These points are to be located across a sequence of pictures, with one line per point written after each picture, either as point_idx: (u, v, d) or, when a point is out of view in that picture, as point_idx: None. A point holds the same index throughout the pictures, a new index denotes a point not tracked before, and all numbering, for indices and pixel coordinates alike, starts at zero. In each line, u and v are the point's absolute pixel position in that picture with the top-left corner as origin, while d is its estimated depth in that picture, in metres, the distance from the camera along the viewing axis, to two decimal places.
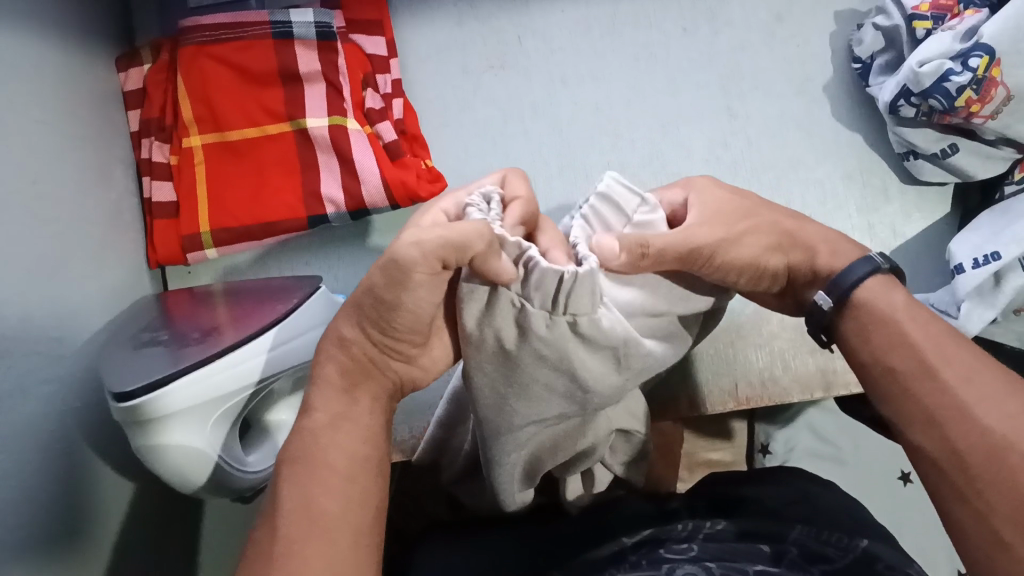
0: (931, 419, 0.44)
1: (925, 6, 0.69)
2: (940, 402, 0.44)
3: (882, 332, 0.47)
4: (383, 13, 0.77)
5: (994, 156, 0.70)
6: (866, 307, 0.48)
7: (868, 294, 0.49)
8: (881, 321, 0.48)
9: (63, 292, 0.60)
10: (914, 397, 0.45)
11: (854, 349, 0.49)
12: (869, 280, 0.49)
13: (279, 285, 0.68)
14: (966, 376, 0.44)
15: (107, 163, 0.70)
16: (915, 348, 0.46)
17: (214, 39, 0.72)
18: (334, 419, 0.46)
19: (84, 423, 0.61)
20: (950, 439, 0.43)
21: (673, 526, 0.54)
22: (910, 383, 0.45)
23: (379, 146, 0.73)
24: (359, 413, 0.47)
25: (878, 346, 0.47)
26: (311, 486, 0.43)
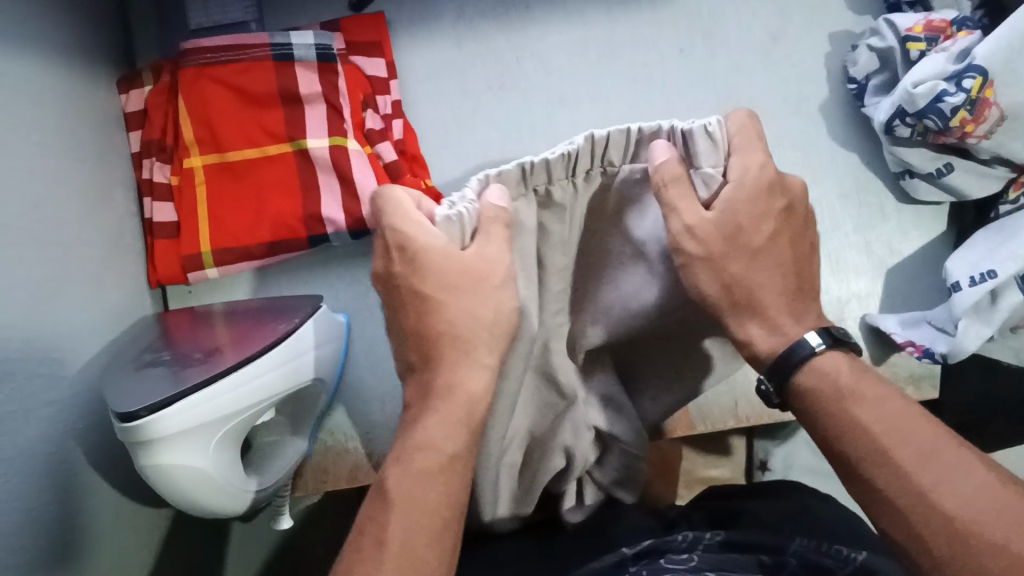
0: (890, 507, 0.46)
1: (919, 28, 0.70)
2: (899, 491, 0.45)
3: (831, 422, 0.48)
4: (383, 35, 0.77)
5: (989, 174, 0.71)
6: (808, 392, 0.50)
7: (813, 371, 0.49)
8: (829, 404, 0.49)
9: (65, 314, 0.60)
10: (874, 480, 0.47)
11: (808, 433, 0.50)
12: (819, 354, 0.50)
13: (280, 305, 0.69)
14: (920, 455, 0.46)
15: (109, 185, 0.70)
16: (867, 435, 0.47)
17: (215, 61, 0.73)
18: (446, 461, 0.48)
19: (86, 444, 0.61)
20: (914, 524, 0.45)
21: (673, 538, 0.54)
22: (868, 471, 0.47)
23: (379, 167, 0.75)
24: (465, 451, 0.49)
25: (830, 434, 0.48)
26: (413, 531, 0.46)
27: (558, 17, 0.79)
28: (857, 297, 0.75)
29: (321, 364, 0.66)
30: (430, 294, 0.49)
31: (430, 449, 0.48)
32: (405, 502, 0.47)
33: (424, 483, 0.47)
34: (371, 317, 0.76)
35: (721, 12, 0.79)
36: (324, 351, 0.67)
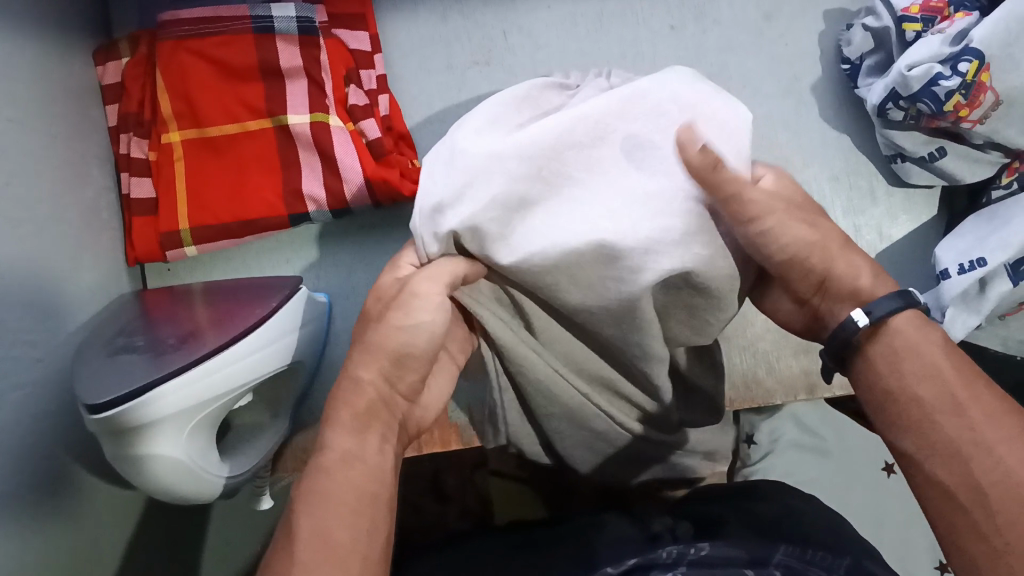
0: (952, 453, 0.44)
1: (915, 9, 0.68)
2: (964, 438, 0.43)
3: (917, 362, 0.46)
4: (366, 8, 0.75)
5: (982, 160, 0.70)
6: (901, 336, 0.47)
7: (901, 326, 0.48)
8: (914, 350, 0.47)
9: (36, 296, 0.58)
10: (936, 426, 0.44)
11: (875, 376, 0.48)
12: (902, 312, 0.48)
13: (259, 285, 0.68)
14: (994, 417, 0.43)
15: (84, 160, 0.69)
16: (947, 386, 0.45)
17: (193, 33, 0.71)
18: (345, 457, 0.46)
19: (59, 428, 0.60)
20: (972, 474, 0.43)
21: (658, 554, 0.54)
22: (935, 415, 0.45)
23: (361, 143, 0.72)
24: (367, 449, 0.47)
25: (906, 375, 0.46)
26: (326, 517, 0.43)
27: None
28: None
29: (298, 349, 0.65)
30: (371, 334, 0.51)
31: (329, 450, 0.46)
32: (312, 496, 0.44)
33: (326, 476, 0.45)
34: (351, 298, 0.75)
35: None
36: (300, 335, 0.65)
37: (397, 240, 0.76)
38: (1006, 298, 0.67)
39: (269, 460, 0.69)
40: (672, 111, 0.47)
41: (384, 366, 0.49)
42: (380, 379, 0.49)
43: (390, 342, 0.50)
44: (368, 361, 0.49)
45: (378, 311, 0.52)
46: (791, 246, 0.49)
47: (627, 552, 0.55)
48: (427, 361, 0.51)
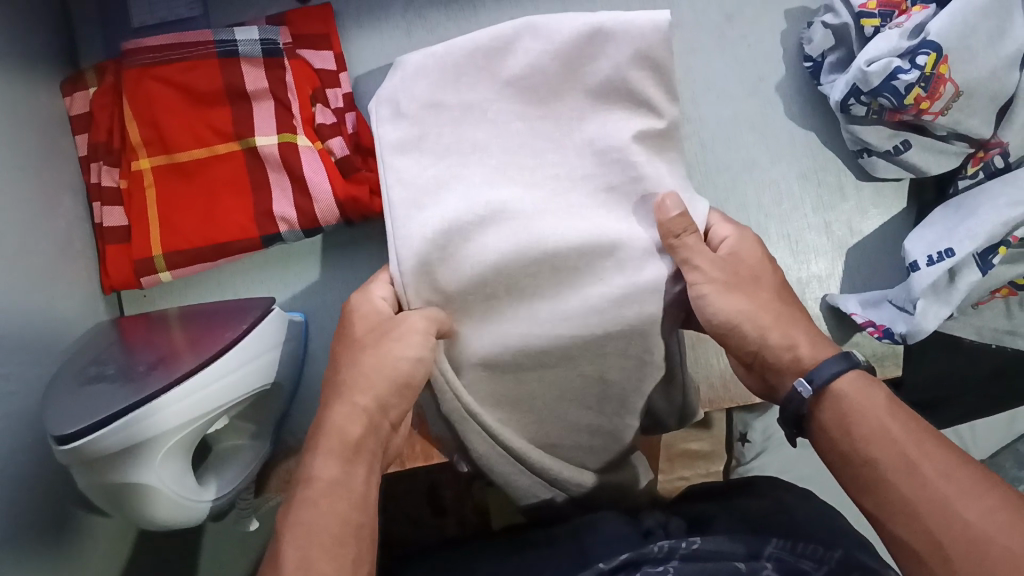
0: (909, 512, 0.44)
1: (873, 4, 0.69)
2: (919, 496, 0.44)
3: (867, 425, 0.47)
4: (330, 26, 0.75)
5: (947, 151, 0.70)
6: (847, 400, 0.49)
7: (845, 390, 0.49)
8: (864, 414, 0.47)
9: (10, 330, 0.58)
10: (891, 486, 0.45)
11: (831, 442, 0.49)
12: (844, 376, 0.49)
13: (234, 307, 0.68)
14: (946, 469, 0.44)
15: (54, 191, 0.69)
16: (896, 444, 0.46)
17: (158, 60, 0.72)
18: (330, 488, 0.48)
19: (39, 461, 0.60)
20: (932, 532, 0.43)
21: (650, 548, 0.54)
22: (890, 476, 0.45)
23: (330, 161, 0.73)
24: (352, 480, 0.49)
25: (856, 438, 0.47)
26: (309, 548, 0.45)
27: (508, 3, 0.78)
28: (818, 279, 0.75)
29: (273, 369, 0.65)
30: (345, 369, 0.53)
31: (316, 479, 0.48)
32: (297, 526, 0.46)
33: (314, 508, 0.47)
34: (329, 317, 0.76)
35: None
36: (275, 355, 0.66)
37: (371, 257, 0.76)
38: (975, 288, 0.68)
39: (251, 480, 0.69)
40: (603, 70, 0.56)
41: (363, 400, 0.51)
42: (373, 406, 0.52)
43: (380, 371, 0.52)
44: (361, 386, 0.52)
45: (352, 340, 0.54)
46: (726, 316, 0.53)
47: (620, 547, 0.55)
48: (411, 392, 0.53)
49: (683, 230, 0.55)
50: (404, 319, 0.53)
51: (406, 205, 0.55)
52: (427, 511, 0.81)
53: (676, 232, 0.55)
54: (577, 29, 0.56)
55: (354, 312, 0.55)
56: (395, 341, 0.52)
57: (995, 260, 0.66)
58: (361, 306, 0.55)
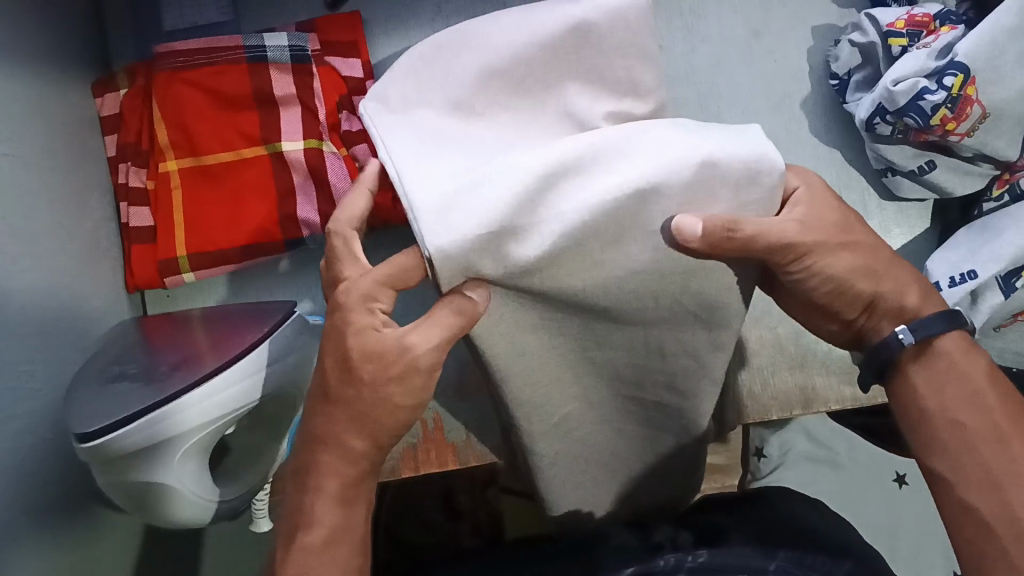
0: (992, 480, 0.50)
1: (902, 23, 0.69)
2: (1005, 467, 0.50)
3: (960, 388, 0.52)
4: (358, 34, 0.76)
5: (972, 172, 0.70)
6: (946, 358, 0.53)
7: (947, 350, 0.53)
8: (961, 377, 0.52)
9: (36, 326, 0.59)
10: (980, 455, 0.51)
11: (923, 395, 0.53)
12: (945, 335, 0.53)
13: (255, 310, 0.69)
14: None
15: (83, 190, 0.70)
16: (989, 413, 0.51)
17: (189, 64, 0.73)
18: (330, 535, 0.50)
19: (60, 457, 0.61)
20: (1010, 504, 0.49)
21: (656, 563, 0.55)
22: (977, 443, 0.51)
23: (354, 169, 0.74)
24: (352, 524, 0.51)
25: (950, 399, 0.52)
26: None
27: None
28: None
29: (294, 373, 0.66)
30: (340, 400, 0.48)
31: (316, 525, 0.50)
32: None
33: (312, 561, 0.49)
34: None
35: (700, 8, 0.78)
36: (296, 359, 0.66)
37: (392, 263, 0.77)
38: (997, 311, 0.67)
39: (266, 482, 0.69)
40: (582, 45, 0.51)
41: (358, 439, 0.49)
42: (368, 443, 0.50)
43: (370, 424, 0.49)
44: (353, 428, 0.49)
45: (341, 344, 0.48)
46: (839, 276, 0.51)
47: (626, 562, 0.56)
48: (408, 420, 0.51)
49: (735, 225, 0.45)
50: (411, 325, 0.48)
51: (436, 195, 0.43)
52: (442, 515, 0.82)
53: (726, 232, 0.45)
54: (562, 17, 0.50)
55: (346, 303, 0.48)
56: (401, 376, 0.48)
57: (1019, 282, 0.66)
58: (353, 290, 0.48)
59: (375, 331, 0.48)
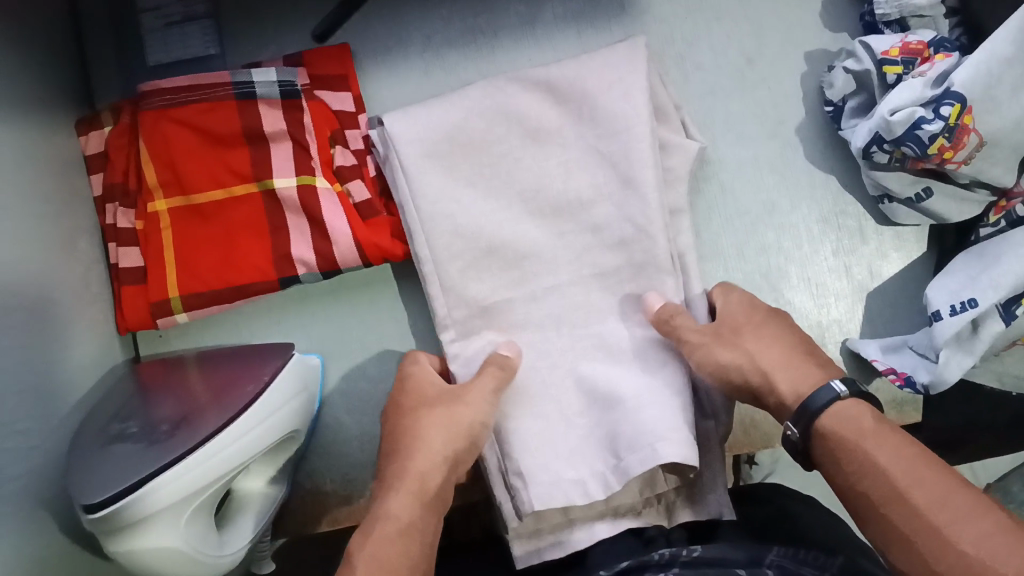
0: (906, 539, 0.47)
1: (896, 51, 0.69)
2: (913, 524, 0.47)
3: (854, 457, 0.51)
4: (348, 67, 0.75)
5: (969, 199, 0.70)
6: (835, 433, 0.52)
7: (833, 421, 0.52)
8: (851, 445, 0.51)
9: (30, 382, 0.58)
10: (890, 517, 0.48)
11: (834, 473, 0.52)
12: (837, 405, 0.53)
13: (253, 351, 0.68)
14: (939, 498, 0.47)
15: (71, 234, 0.68)
16: (885, 472, 0.49)
17: (175, 102, 0.71)
18: (406, 527, 0.55)
19: (59, 513, 0.59)
20: (927, 559, 0.46)
21: (650, 556, 0.57)
22: (886, 507, 0.49)
23: (349, 205, 0.72)
24: (422, 522, 0.56)
25: (850, 470, 0.51)
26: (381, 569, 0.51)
27: (527, 45, 0.77)
28: (838, 323, 0.75)
29: (293, 418, 0.65)
30: (422, 423, 0.60)
31: (390, 515, 0.55)
32: (368, 554, 0.52)
33: (385, 542, 0.53)
34: (348, 358, 0.75)
35: (693, 34, 0.77)
36: (294, 405, 0.65)
37: (385, 299, 0.76)
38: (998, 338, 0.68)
39: (266, 528, 0.68)
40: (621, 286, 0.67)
41: (443, 453, 0.59)
42: (446, 460, 0.59)
43: (454, 426, 0.60)
44: (413, 453, 0.58)
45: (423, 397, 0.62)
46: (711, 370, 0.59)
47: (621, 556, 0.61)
48: (474, 454, 0.61)
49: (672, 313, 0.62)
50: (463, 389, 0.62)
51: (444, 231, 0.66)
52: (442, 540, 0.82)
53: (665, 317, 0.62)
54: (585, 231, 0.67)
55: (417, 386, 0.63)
56: (464, 404, 0.61)
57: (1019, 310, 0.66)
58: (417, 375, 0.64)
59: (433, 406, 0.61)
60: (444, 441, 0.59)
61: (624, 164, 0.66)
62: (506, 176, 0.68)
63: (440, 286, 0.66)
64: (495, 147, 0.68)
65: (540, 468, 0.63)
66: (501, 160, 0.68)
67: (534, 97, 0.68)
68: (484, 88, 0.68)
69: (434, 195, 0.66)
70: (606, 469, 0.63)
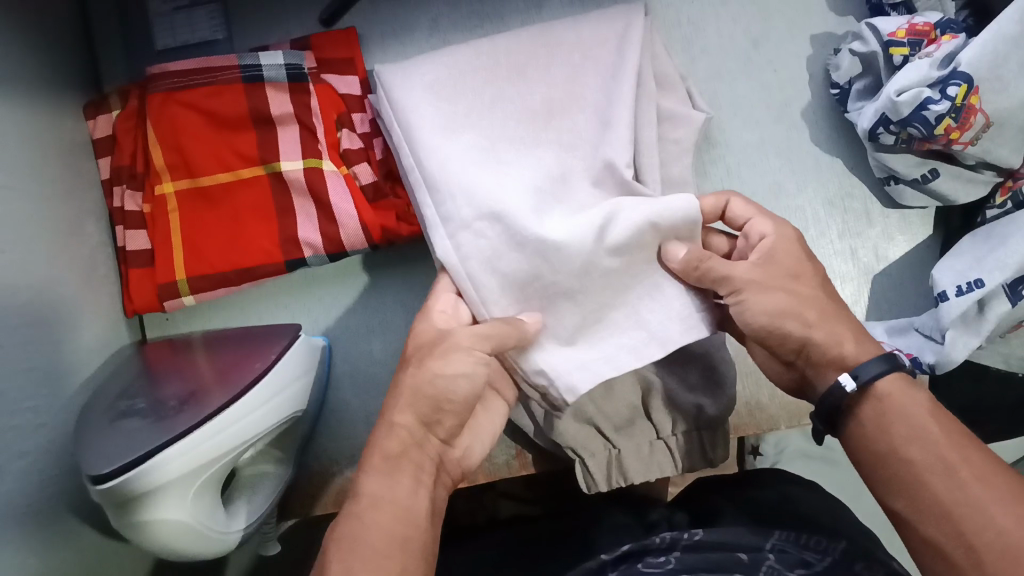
0: (943, 512, 0.48)
1: (902, 33, 0.68)
2: (953, 499, 0.48)
3: (904, 425, 0.51)
4: (355, 51, 0.75)
5: (976, 179, 0.70)
6: (887, 399, 0.52)
7: (886, 391, 0.52)
8: (903, 414, 0.51)
9: (38, 359, 0.58)
10: (929, 489, 0.49)
11: (874, 440, 0.52)
12: (884, 377, 0.53)
13: (259, 331, 0.68)
14: (984, 474, 0.48)
15: (78, 216, 0.69)
16: (933, 446, 0.50)
17: (184, 85, 0.71)
18: (376, 500, 0.51)
19: (66, 491, 0.59)
20: (960, 531, 0.47)
21: (651, 540, 0.56)
22: (927, 476, 0.49)
23: (355, 187, 0.73)
24: (401, 491, 0.52)
25: (897, 438, 0.51)
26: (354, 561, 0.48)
27: (534, 30, 0.78)
28: (843, 306, 0.75)
29: (299, 397, 0.65)
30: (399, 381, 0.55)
31: (362, 493, 0.52)
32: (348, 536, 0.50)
33: (359, 518, 0.50)
34: (353, 340, 0.75)
35: (700, 18, 0.77)
36: (300, 384, 0.65)
37: (391, 282, 0.76)
38: (1004, 319, 0.67)
39: (273, 509, 0.68)
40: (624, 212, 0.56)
41: (411, 415, 0.54)
42: (414, 422, 0.54)
43: (433, 386, 0.54)
44: (401, 407, 0.54)
45: (414, 348, 0.56)
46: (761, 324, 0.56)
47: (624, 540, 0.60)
48: (461, 407, 0.55)
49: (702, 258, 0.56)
50: (450, 337, 0.54)
51: (430, 164, 0.58)
52: None
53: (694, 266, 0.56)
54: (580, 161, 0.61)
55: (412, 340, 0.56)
56: (445, 361, 0.54)
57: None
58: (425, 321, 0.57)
59: (417, 354, 0.55)
60: (413, 392, 0.54)
61: (625, 111, 0.65)
62: (499, 112, 0.62)
63: (441, 216, 0.58)
64: (483, 84, 0.64)
65: (564, 363, 0.57)
66: (487, 95, 0.63)
67: (519, 39, 0.65)
68: (473, 43, 0.66)
69: (431, 131, 0.60)
70: (637, 341, 0.58)
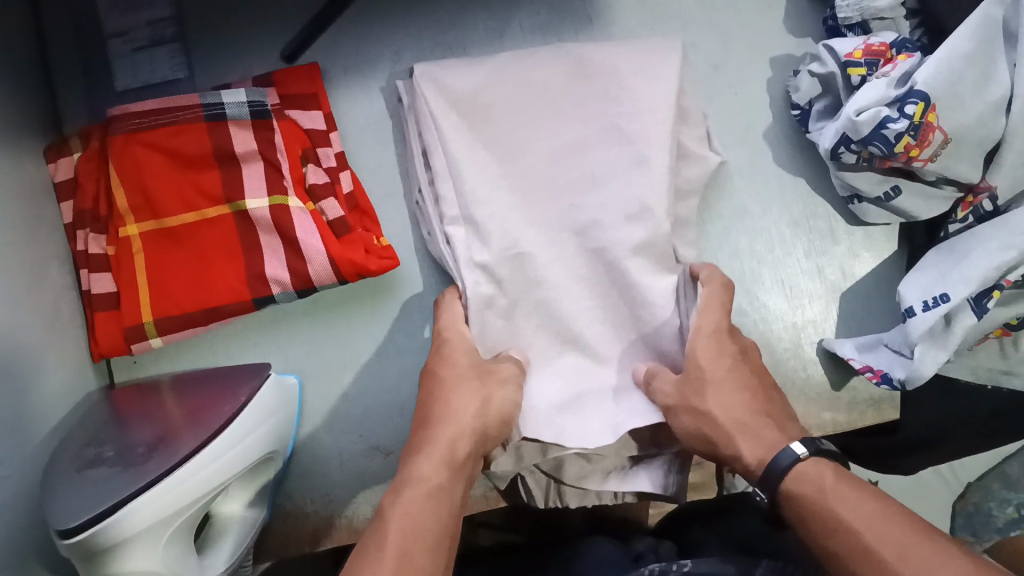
0: None
1: (858, 53, 0.70)
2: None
3: (821, 522, 0.51)
4: (317, 86, 0.75)
5: (937, 195, 0.71)
6: (796, 488, 0.53)
7: (797, 478, 0.54)
8: (813, 509, 0.52)
9: (2, 409, 0.57)
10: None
11: (805, 541, 0.52)
12: (800, 464, 0.54)
13: (228, 372, 0.67)
14: (902, 551, 0.46)
15: (41, 260, 0.68)
16: (849, 532, 0.49)
17: (145, 126, 0.70)
18: (433, 494, 0.54)
19: (33, 543, 0.58)
20: None
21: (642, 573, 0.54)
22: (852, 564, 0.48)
23: (323, 222, 0.72)
24: (453, 492, 0.55)
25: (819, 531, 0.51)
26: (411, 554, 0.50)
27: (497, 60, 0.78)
28: (813, 324, 0.76)
29: (271, 437, 0.64)
30: (445, 372, 0.63)
31: (421, 485, 0.55)
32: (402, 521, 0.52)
33: (412, 510, 0.53)
34: (325, 375, 0.75)
35: None
36: (272, 425, 0.64)
37: (360, 316, 0.75)
38: (971, 332, 0.68)
39: (248, 552, 0.67)
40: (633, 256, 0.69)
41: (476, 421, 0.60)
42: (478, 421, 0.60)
43: (487, 400, 0.62)
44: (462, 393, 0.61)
45: (453, 364, 0.64)
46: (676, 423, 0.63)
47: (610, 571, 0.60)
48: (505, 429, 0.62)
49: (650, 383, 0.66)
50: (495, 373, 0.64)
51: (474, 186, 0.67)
52: None
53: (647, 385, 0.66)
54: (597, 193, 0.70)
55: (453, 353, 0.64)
56: (500, 383, 0.64)
57: (989, 303, 0.66)
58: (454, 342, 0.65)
59: (466, 377, 0.62)
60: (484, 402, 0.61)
61: (641, 141, 0.69)
62: (521, 144, 0.70)
63: (463, 232, 0.66)
64: (517, 112, 0.70)
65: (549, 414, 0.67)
66: (527, 127, 0.70)
67: (558, 71, 0.71)
68: (513, 57, 0.72)
69: (462, 148, 0.67)
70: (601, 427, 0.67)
